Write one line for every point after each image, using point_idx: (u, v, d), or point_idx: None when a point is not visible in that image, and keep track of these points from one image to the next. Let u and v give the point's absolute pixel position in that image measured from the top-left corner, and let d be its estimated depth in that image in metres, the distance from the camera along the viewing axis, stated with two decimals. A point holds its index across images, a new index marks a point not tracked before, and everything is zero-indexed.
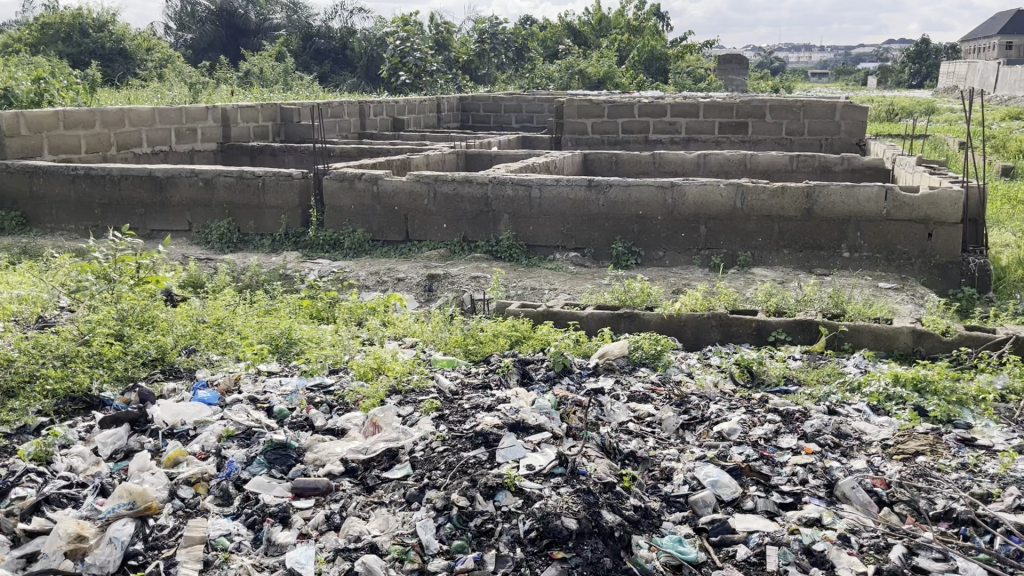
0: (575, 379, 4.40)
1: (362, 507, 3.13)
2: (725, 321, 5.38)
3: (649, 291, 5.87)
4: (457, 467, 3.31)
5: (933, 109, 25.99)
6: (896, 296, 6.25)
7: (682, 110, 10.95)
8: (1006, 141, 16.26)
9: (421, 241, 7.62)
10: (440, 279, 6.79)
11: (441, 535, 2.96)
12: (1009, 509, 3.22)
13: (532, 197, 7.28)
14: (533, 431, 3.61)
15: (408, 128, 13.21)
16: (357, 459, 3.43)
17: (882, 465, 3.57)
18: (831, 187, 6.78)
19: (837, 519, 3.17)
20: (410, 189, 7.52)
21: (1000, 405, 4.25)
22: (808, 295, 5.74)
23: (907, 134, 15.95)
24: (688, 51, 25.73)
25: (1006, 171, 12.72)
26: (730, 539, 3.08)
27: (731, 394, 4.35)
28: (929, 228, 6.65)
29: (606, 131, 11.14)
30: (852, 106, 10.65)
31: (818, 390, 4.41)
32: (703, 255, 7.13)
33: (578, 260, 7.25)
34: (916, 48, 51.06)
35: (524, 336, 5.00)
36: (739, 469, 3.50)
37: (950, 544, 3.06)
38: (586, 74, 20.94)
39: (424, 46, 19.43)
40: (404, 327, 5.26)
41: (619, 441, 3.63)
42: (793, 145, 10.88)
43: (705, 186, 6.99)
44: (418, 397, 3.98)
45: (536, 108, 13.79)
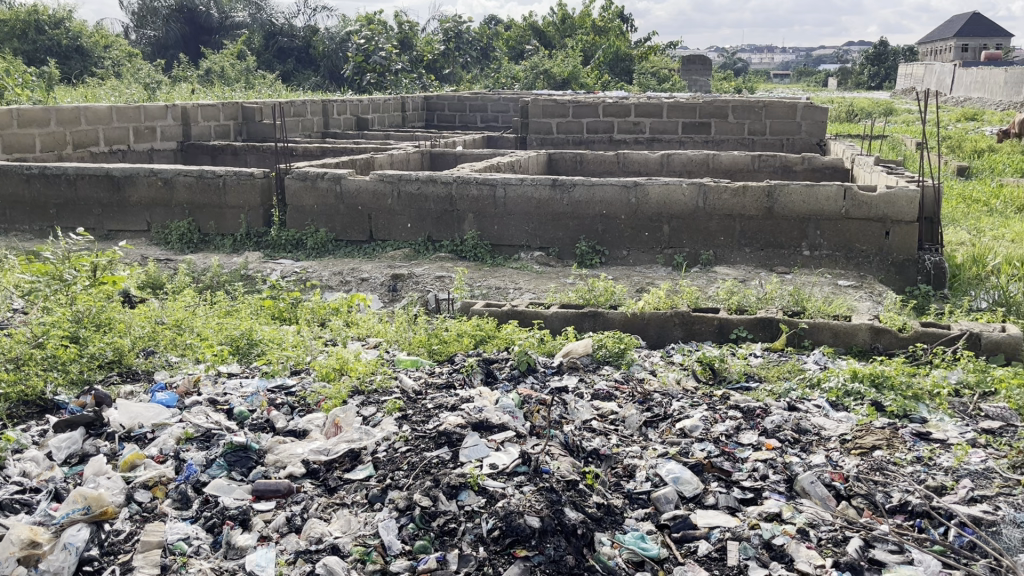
0: (539, 378, 4.41)
1: (323, 509, 3.12)
2: (687, 320, 5.43)
3: (612, 290, 5.89)
4: (419, 467, 3.29)
5: (892, 110, 26.49)
6: (855, 293, 6.35)
7: (645, 110, 11.03)
8: (960, 140, 16.63)
9: (384, 240, 7.58)
10: (404, 279, 6.76)
11: (404, 535, 2.95)
12: (963, 501, 3.29)
13: (496, 196, 7.28)
14: (496, 430, 3.61)
15: (372, 127, 13.14)
16: (318, 460, 3.41)
17: (840, 460, 3.63)
18: (791, 186, 6.85)
19: (796, 514, 3.21)
20: (373, 189, 7.48)
21: (954, 400, 4.34)
22: (769, 293, 5.80)
23: (865, 135, 16.23)
24: (652, 52, 25.95)
25: (961, 171, 12.99)
26: (691, 535, 3.11)
27: (692, 392, 4.39)
28: (886, 227, 6.76)
29: (571, 131, 11.20)
30: (812, 106, 10.79)
31: (779, 387, 4.46)
32: (666, 254, 7.19)
33: (543, 259, 7.27)
34: (874, 50, 52.06)
35: (488, 335, 4.98)
36: (701, 466, 3.54)
37: (905, 536, 3.12)
38: (552, 74, 21.04)
39: (388, 45, 19.34)
40: (367, 327, 5.23)
41: (582, 439, 3.65)
42: (755, 145, 11.00)
43: (668, 185, 7.03)
44: (380, 397, 3.96)
45: (502, 107, 13.79)
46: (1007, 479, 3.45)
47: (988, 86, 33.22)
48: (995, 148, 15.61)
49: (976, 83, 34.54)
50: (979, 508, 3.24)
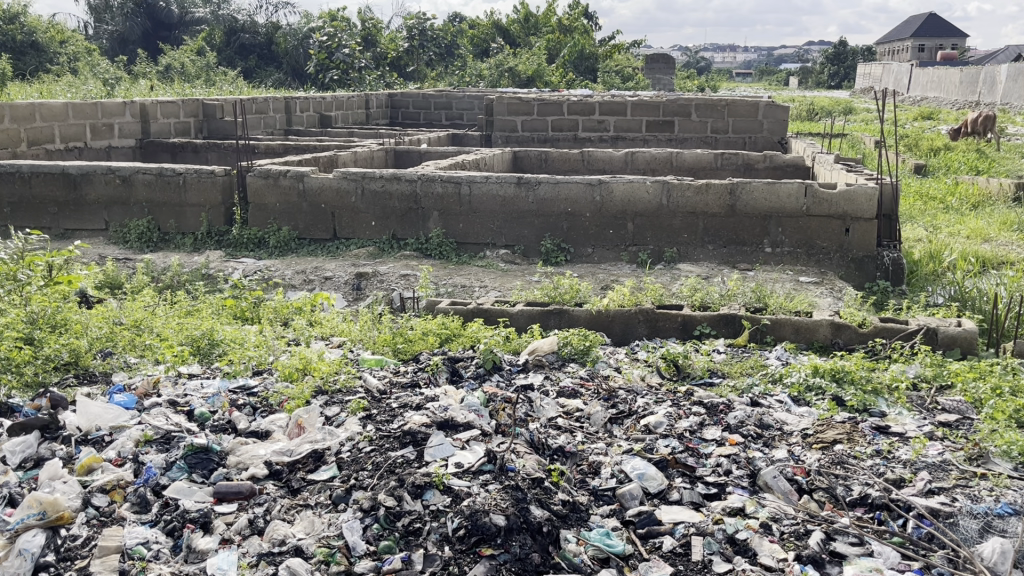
0: (505, 376, 4.40)
1: (286, 510, 3.08)
2: (651, 317, 5.46)
3: (578, 288, 5.90)
4: (384, 467, 3.27)
5: (851, 109, 26.94)
6: (815, 290, 6.43)
7: (609, 109, 11.08)
8: (917, 139, 16.92)
9: (348, 239, 7.53)
10: (369, 278, 6.71)
11: (368, 535, 2.93)
12: (920, 493, 3.36)
13: (461, 193, 7.26)
14: (462, 429, 3.59)
15: (335, 125, 13.04)
16: (281, 461, 3.37)
17: (801, 454, 3.68)
18: (753, 184, 6.92)
19: (758, 508, 3.25)
20: (337, 186, 7.42)
21: (912, 394, 4.42)
22: (731, 290, 5.86)
23: (826, 133, 16.47)
24: (616, 51, 26.10)
25: (918, 169, 13.22)
26: (656, 531, 3.12)
27: (657, 388, 4.42)
28: (845, 223, 6.85)
29: (536, 129, 11.22)
30: (773, 105, 10.88)
31: (741, 382, 4.50)
32: (630, 252, 7.23)
33: (508, 257, 7.27)
34: (834, 50, 52.89)
35: (454, 333, 4.96)
36: (665, 462, 3.56)
37: (866, 528, 3.17)
38: (516, 71, 21.07)
39: (352, 42, 19.20)
40: (331, 327, 5.17)
41: (547, 436, 3.65)
42: (718, 143, 11.08)
43: (632, 182, 7.07)
44: (344, 397, 3.93)
45: (467, 105, 13.74)
46: (963, 471, 3.52)
47: (944, 85, 33.90)
48: (951, 146, 15.91)
49: (933, 83, 35.21)
50: (936, 500, 3.30)
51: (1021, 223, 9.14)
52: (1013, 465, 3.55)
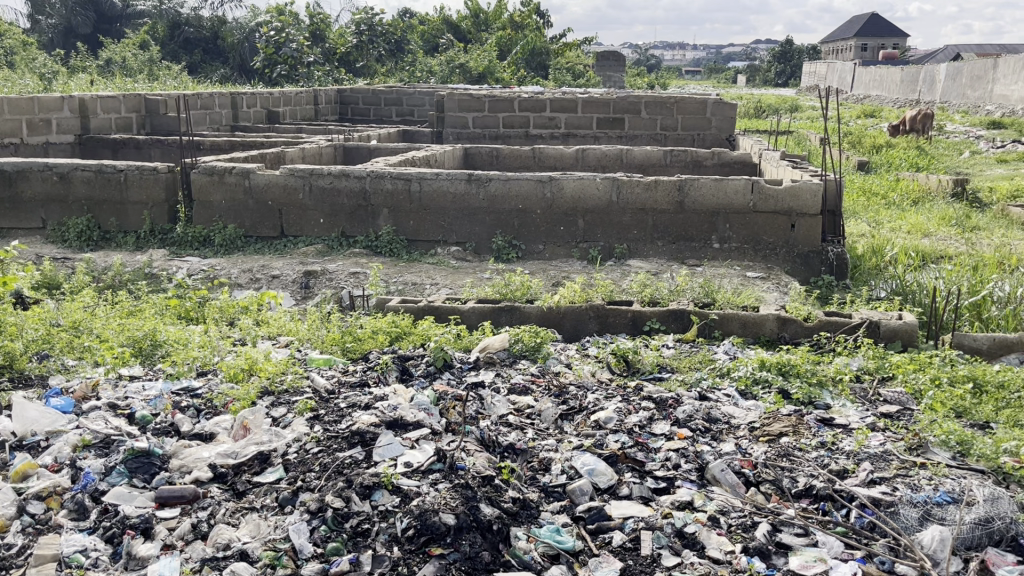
0: (456, 374, 4.38)
1: (231, 514, 3.02)
2: (602, 312, 5.49)
3: (529, 285, 5.89)
4: (332, 467, 3.23)
5: (797, 107, 27.41)
6: (762, 284, 6.53)
7: (560, 106, 11.11)
8: (860, 136, 17.30)
9: (296, 237, 7.44)
10: (318, 276, 6.63)
11: (315, 538, 2.89)
12: (863, 483, 3.43)
13: (410, 190, 7.21)
14: (412, 428, 3.56)
15: (283, 121, 12.85)
16: (226, 464, 3.31)
17: (748, 447, 3.72)
18: (701, 180, 6.98)
19: (707, 501, 3.28)
20: (283, 183, 7.32)
21: (855, 386, 4.52)
22: (680, 285, 5.92)
23: (772, 131, 16.73)
24: (567, 48, 26.20)
25: (862, 166, 13.50)
26: (605, 526, 3.13)
27: (607, 383, 4.44)
28: (791, 220, 6.96)
29: (486, 125, 11.21)
30: (721, 102, 10.91)
31: (689, 377, 4.55)
32: (581, 248, 7.25)
33: (460, 254, 7.24)
34: (780, 49, 53.80)
35: (404, 331, 4.92)
36: (615, 457, 3.58)
37: (810, 519, 3.23)
38: (467, 68, 21.05)
39: (300, 37, 18.94)
40: (278, 326, 5.10)
41: (498, 434, 3.65)
42: (667, 140, 11.15)
43: (582, 179, 7.09)
44: (291, 398, 3.87)
45: (417, 101, 13.64)
46: (904, 460, 3.60)
47: (885, 83, 34.70)
48: (893, 144, 16.29)
49: (875, 82, 36.04)
50: (878, 490, 3.37)
51: (959, 218, 9.40)
52: (951, 454, 3.66)
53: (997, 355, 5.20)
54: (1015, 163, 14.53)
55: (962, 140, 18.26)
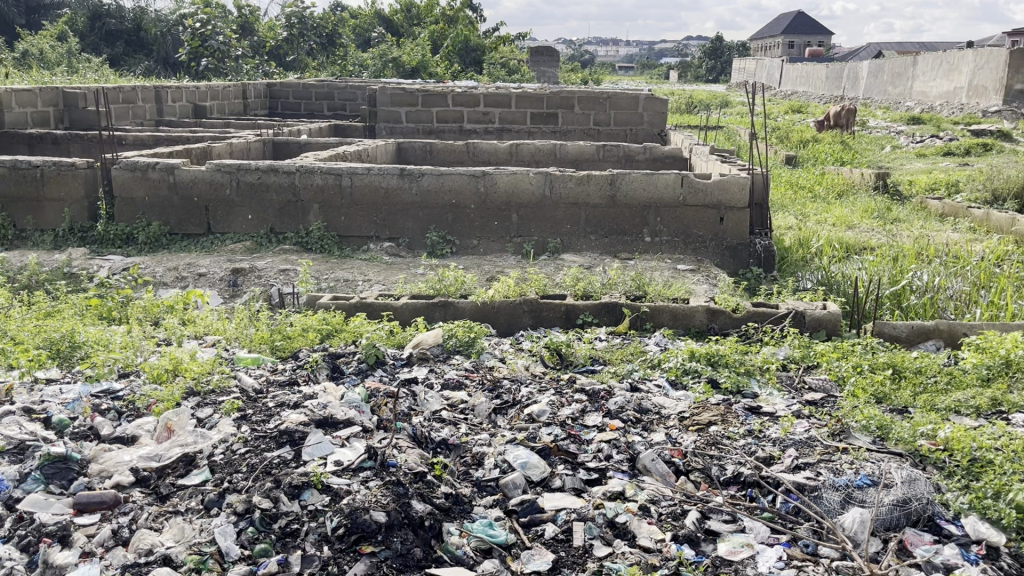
0: (388, 370, 4.34)
1: (154, 518, 2.94)
2: (535, 307, 5.51)
3: (462, 280, 5.88)
4: (260, 468, 3.17)
5: (727, 103, 27.92)
6: (692, 277, 6.63)
7: (494, 101, 11.11)
8: (787, 131, 17.73)
9: (223, 234, 7.28)
10: (246, 274, 6.51)
11: (242, 540, 2.83)
12: (789, 469, 3.52)
13: (341, 185, 7.13)
14: (342, 426, 3.52)
15: (210, 115, 12.56)
16: (149, 467, 3.21)
17: (679, 437, 3.78)
18: (632, 175, 7.05)
19: (638, 491, 3.32)
20: (209, 179, 7.16)
21: (782, 374, 4.63)
22: (612, 279, 5.98)
23: (702, 126, 17.01)
24: (501, 42, 26.13)
25: (789, 160, 13.84)
26: (538, 519, 3.15)
27: (540, 376, 4.46)
28: (720, 213, 7.07)
29: (420, 120, 11.15)
30: (653, 98, 11.04)
31: (621, 368, 4.59)
32: (515, 243, 7.28)
33: (393, 250, 7.18)
34: (711, 45, 54.71)
35: (335, 329, 4.85)
36: (547, 449, 3.60)
37: (738, 505, 3.30)
38: (400, 62, 20.87)
39: (226, 29, 18.49)
40: (205, 326, 4.98)
41: (430, 430, 3.64)
42: (600, 135, 11.21)
43: (515, 174, 7.09)
44: (217, 398, 3.79)
45: (349, 95, 13.45)
46: (826, 446, 3.71)
47: (812, 80, 35.60)
48: (819, 138, 16.72)
49: (802, 79, 36.94)
50: (803, 475, 3.46)
51: (881, 211, 9.71)
52: (872, 438, 3.78)
53: (915, 342, 5.39)
54: (934, 157, 15.06)
55: (884, 136, 18.87)
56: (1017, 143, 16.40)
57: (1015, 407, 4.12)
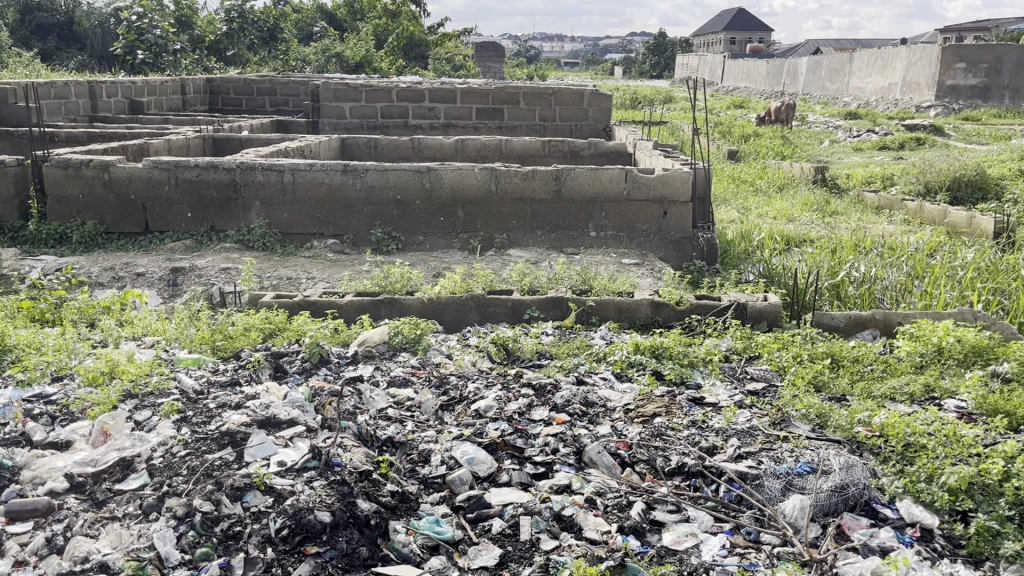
0: (333, 369, 4.30)
1: (90, 525, 2.87)
2: (482, 302, 5.51)
3: (408, 276, 5.84)
4: (200, 471, 3.12)
5: (671, 99, 28.26)
6: (636, 270, 6.69)
7: (439, 96, 11.06)
8: (729, 126, 18.00)
9: (161, 232, 7.14)
10: (186, 273, 6.38)
11: (183, 544, 2.78)
12: (731, 458, 3.58)
13: (283, 181, 7.04)
14: (285, 426, 3.48)
15: (148, 111, 12.29)
16: (84, 472, 3.13)
17: (624, 429, 3.82)
18: (577, 170, 7.08)
19: (584, 484, 3.34)
20: (146, 176, 7.02)
21: (725, 365, 4.71)
22: (558, 273, 6.00)
23: (646, 121, 17.16)
24: (446, 38, 26.03)
25: (731, 154, 14.07)
26: (485, 514, 3.14)
27: (487, 372, 4.46)
28: (663, 207, 7.13)
29: (364, 115, 11.06)
30: (597, 93, 11.10)
31: (568, 362, 4.61)
32: (461, 239, 7.25)
33: (337, 247, 7.11)
34: (655, 41, 55.20)
35: (278, 327, 4.79)
36: (494, 445, 3.60)
37: (683, 495, 3.35)
38: (343, 57, 20.66)
39: (163, 23, 18.05)
40: (143, 326, 4.87)
41: (376, 428, 3.61)
42: (546, 130, 11.24)
43: (460, 169, 7.08)
44: (156, 400, 3.70)
45: (292, 91, 13.27)
46: (768, 435, 3.78)
47: (753, 75, 36.21)
48: (760, 133, 17.01)
49: (743, 75, 37.54)
50: (745, 464, 3.53)
51: (819, 204, 9.92)
52: (811, 427, 3.88)
53: (852, 332, 5.53)
54: (870, 151, 15.45)
55: (822, 130, 19.27)
56: (948, 137, 16.90)
57: (946, 393, 4.26)
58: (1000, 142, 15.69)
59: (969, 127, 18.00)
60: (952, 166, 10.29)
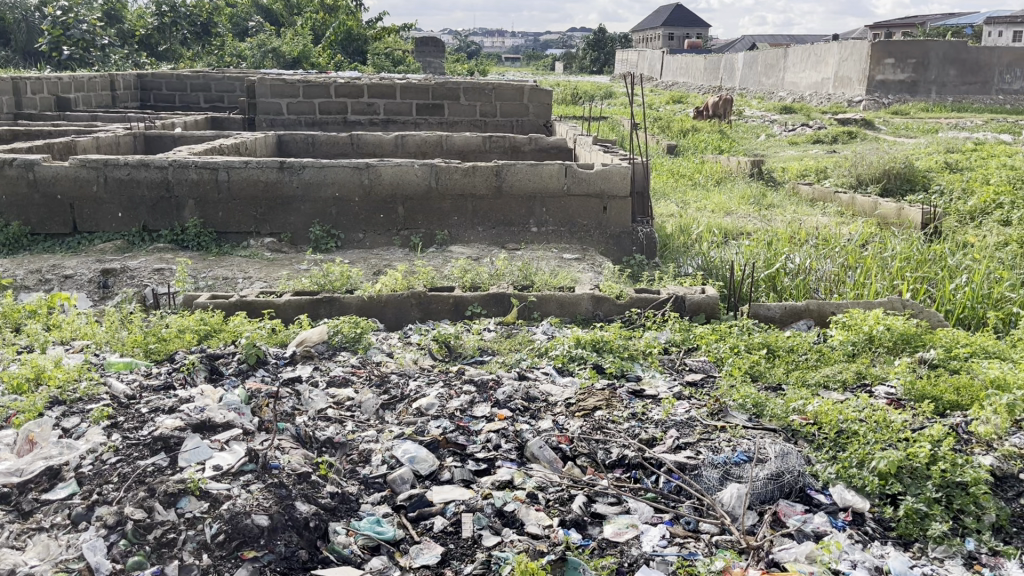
0: (271, 370, 4.24)
1: (17, 537, 2.78)
2: (423, 299, 5.48)
3: (348, 274, 5.76)
4: (132, 477, 3.04)
5: (611, 95, 28.51)
6: (578, 265, 6.73)
7: (378, 92, 10.97)
8: (668, 121, 18.23)
9: (90, 233, 6.95)
10: (117, 275, 6.22)
11: (114, 554, 2.71)
12: (670, 449, 3.63)
13: (218, 180, 6.90)
14: (221, 430, 3.42)
15: (76, 108, 11.93)
16: (9, 483, 3.03)
17: (565, 423, 3.84)
18: (517, 166, 7.08)
19: (526, 479, 3.35)
20: (74, 175, 6.82)
21: (664, 357, 4.77)
22: (500, 269, 6.00)
23: (586, 116, 17.26)
24: (385, 34, 25.79)
25: (670, 149, 14.26)
26: (427, 513, 3.13)
27: (429, 369, 4.43)
28: (603, 202, 7.17)
29: (302, 111, 10.91)
30: (537, 89, 11.12)
31: (510, 358, 4.62)
32: (402, 236, 7.20)
33: (274, 245, 7.00)
34: (594, 37, 55.55)
35: (214, 329, 4.70)
36: (436, 443, 3.58)
37: (623, 487, 3.38)
38: (280, 52, 20.39)
39: (90, 18, 17.52)
40: (71, 330, 4.73)
41: (315, 429, 3.57)
42: (487, 126, 11.21)
43: (399, 166, 7.02)
44: (85, 406, 3.60)
45: (227, 87, 13.03)
46: (706, 425, 3.85)
47: (690, 71, 36.76)
48: (697, 128, 17.26)
49: (681, 70, 38.06)
50: (684, 455, 3.58)
51: (756, 197, 10.10)
52: (748, 416, 3.95)
53: (788, 322, 5.65)
54: (805, 145, 15.81)
55: (759, 125, 19.65)
56: (878, 131, 17.40)
57: (877, 379, 4.38)
58: (926, 135, 16.18)
59: (898, 121, 18.53)
60: (881, 159, 10.58)
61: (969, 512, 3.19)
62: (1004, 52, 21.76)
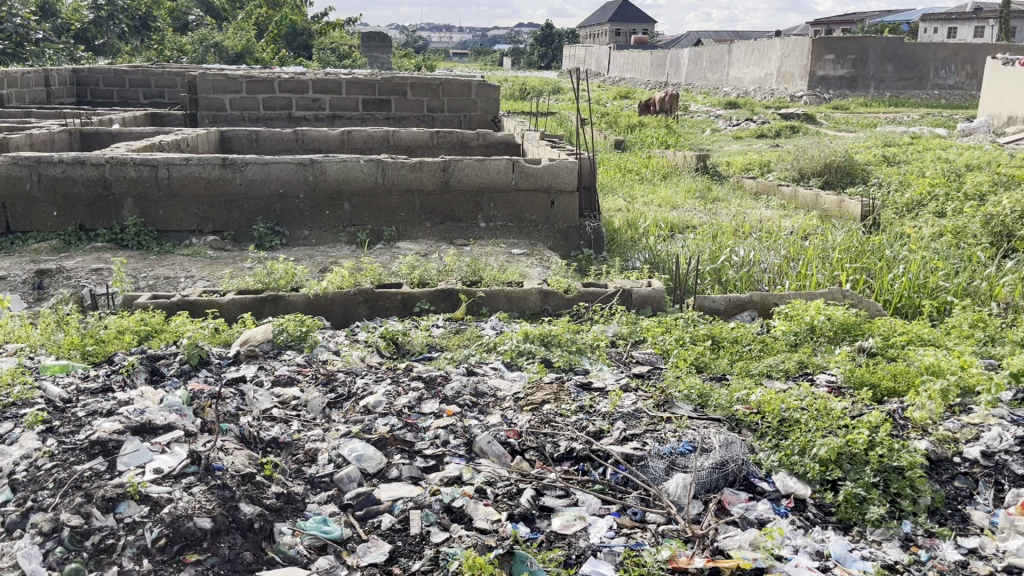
0: (214, 370, 4.17)
1: None
2: (370, 296, 5.45)
3: (293, 272, 5.63)
4: (68, 483, 2.96)
5: (559, 90, 28.65)
6: (526, 260, 6.74)
7: (323, 87, 10.84)
8: (615, 116, 18.39)
9: (24, 232, 6.78)
10: (52, 275, 6.06)
11: (50, 561, 2.65)
12: (617, 441, 3.66)
13: (158, 177, 6.75)
14: (161, 432, 3.35)
15: (8, 104, 11.58)
16: None
17: (513, 418, 3.85)
18: (464, 161, 7.06)
19: (474, 474, 3.35)
20: (5, 174, 6.63)
21: (611, 350, 4.82)
22: (448, 265, 5.96)
23: (535, 112, 17.30)
24: (331, 29, 25.54)
25: (617, 144, 14.38)
26: (374, 511, 3.11)
27: (377, 367, 4.40)
28: (550, 197, 7.18)
29: (245, 107, 10.72)
30: (484, 84, 11.10)
31: (458, 354, 4.61)
32: (348, 232, 7.14)
33: (217, 243, 6.89)
34: (542, 32, 55.66)
35: (155, 330, 4.61)
36: (384, 440, 3.56)
37: (571, 480, 3.40)
38: (222, 47, 20.09)
39: (24, 10, 16.98)
40: (5, 334, 4.61)
41: (259, 430, 3.52)
42: (434, 122, 11.16)
43: (344, 161, 6.95)
44: (19, 411, 3.50)
45: (167, 82, 12.75)
46: (652, 417, 3.89)
47: (637, 66, 37.08)
48: (645, 122, 17.43)
49: (628, 65, 38.40)
50: (630, 446, 3.61)
51: (701, 191, 10.23)
52: (692, 407, 4.00)
53: (732, 314, 5.74)
54: (749, 139, 16.08)
55: (704, 119, 19.93)
56: (820, 125, 17.77)
57: (818, 368, 4.48)
58: (865, 129, 16.58)
59: (838, 116, 18.96)
60: (823, 153, 10.81)
61: (905, 496, 3.28)
62: (938, 48, 22.34)
